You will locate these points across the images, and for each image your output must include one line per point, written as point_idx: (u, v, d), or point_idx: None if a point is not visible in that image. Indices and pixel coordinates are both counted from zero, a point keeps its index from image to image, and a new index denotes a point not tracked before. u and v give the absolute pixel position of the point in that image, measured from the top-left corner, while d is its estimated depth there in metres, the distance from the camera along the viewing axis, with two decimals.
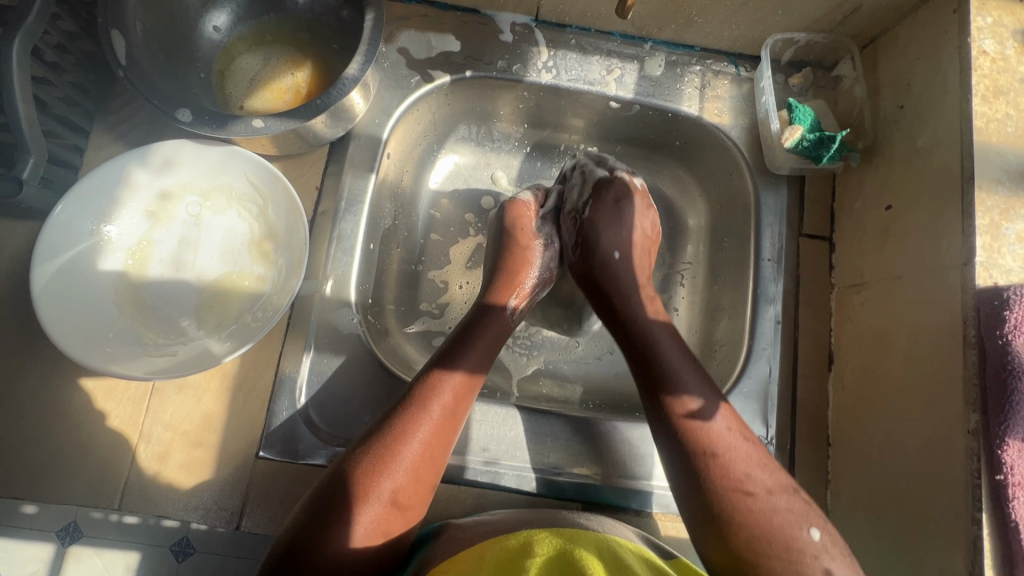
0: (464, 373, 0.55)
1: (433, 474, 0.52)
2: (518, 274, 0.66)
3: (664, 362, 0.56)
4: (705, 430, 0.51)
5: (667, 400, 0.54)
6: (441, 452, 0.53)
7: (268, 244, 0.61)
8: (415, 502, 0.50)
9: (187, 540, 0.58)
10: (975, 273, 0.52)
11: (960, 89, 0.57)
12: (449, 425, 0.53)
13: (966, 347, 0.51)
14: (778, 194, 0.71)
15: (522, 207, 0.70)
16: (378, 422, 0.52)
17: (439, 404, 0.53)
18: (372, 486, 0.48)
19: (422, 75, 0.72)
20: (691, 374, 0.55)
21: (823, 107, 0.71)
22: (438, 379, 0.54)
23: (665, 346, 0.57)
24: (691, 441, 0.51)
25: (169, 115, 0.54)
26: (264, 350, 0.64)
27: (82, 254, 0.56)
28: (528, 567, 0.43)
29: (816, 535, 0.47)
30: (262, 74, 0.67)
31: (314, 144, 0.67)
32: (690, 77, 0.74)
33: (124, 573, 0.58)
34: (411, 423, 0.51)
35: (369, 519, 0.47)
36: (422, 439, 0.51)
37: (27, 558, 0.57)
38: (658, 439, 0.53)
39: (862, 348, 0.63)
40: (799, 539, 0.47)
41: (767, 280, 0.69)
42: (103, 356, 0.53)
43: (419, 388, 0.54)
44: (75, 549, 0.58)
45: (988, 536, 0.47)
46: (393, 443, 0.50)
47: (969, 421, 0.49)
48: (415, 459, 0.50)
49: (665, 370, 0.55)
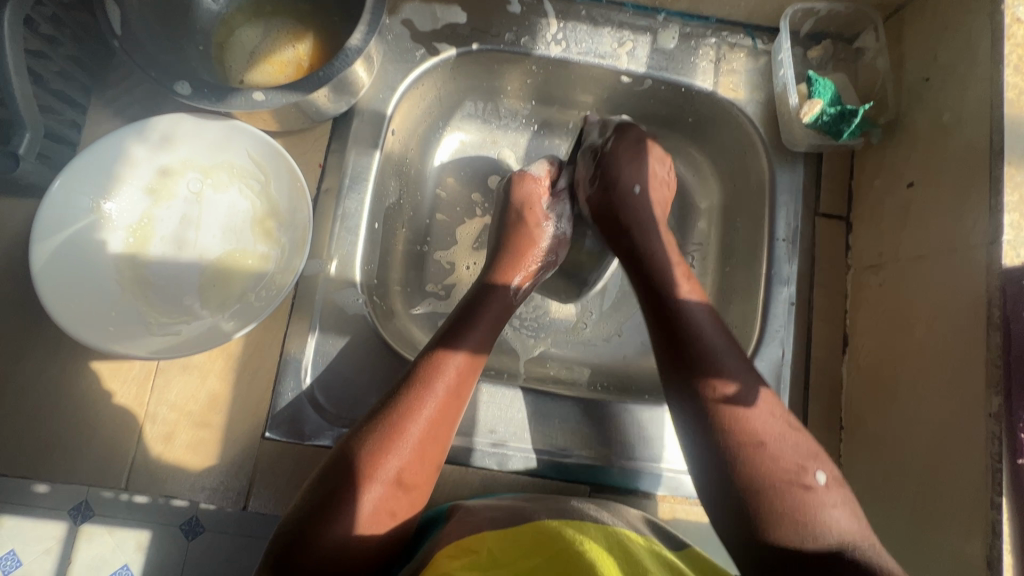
0: (469, 349, 0.55)
1: (437, 453, 0.51)
2: (524, 254, 0.66)
3: (692, 329, 0.53)
4: (741, 415, 0.48)
5: (699, 377, 0.51)
6: (446, 432, 0.52)
7: (270, 221, 0.59)
8: (420, 481, 0.49)
9: (196, 519, 0.59)
10: (1001, 252, 0.50)
11: (991, 60, 0.54)
12: (453, 404, 0.52)
13: (990, 329, 0.49)
14: (795, 172, 0.69)
15: (529, 181, 0.70)
16: (384, 398, 0.52)
17: (445, 379, 0.52)
18: (376, 466, 0.47)
19: (427, 48, 0.70)
20: (733, 356, 0.52)
21: (843, 80, 0.69)
22: (441, 357, 0.53)
23: (701, 321, 0.54)
24: (722, 425, 0.48)
25: (167, 88, 0.53)
26: (269, 330, 0.63)
27: (81, 232, 0.54)
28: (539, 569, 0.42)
29: (823, 478, 0.46)
30: (262, 47, 0.64)
31: (316, 119, 0.65)
32: (704, 50, 0.71)
33: (135, 551, 0.59)
34: (415, 403, 0.50)
35: (373, 500, 0.46)
36: (427, 415, 0.50)
37: (40, 535, 0.58)
38: (680, 411, 0.51)
39: (879, 330, 0.62)
40: (816, 499, 0.45)
41: (781, 260, 0.67)
42: (105, 335, 0.52)
43: (421, 366, 0.53)
44: (86, 527, 0.58)
45: (1008, 522, 0.46)
46: (394, 426, 0.49)
47: (990, 404, 0.48)
48: (419, 439, 0.49)
49: (696, 342, 0.52)
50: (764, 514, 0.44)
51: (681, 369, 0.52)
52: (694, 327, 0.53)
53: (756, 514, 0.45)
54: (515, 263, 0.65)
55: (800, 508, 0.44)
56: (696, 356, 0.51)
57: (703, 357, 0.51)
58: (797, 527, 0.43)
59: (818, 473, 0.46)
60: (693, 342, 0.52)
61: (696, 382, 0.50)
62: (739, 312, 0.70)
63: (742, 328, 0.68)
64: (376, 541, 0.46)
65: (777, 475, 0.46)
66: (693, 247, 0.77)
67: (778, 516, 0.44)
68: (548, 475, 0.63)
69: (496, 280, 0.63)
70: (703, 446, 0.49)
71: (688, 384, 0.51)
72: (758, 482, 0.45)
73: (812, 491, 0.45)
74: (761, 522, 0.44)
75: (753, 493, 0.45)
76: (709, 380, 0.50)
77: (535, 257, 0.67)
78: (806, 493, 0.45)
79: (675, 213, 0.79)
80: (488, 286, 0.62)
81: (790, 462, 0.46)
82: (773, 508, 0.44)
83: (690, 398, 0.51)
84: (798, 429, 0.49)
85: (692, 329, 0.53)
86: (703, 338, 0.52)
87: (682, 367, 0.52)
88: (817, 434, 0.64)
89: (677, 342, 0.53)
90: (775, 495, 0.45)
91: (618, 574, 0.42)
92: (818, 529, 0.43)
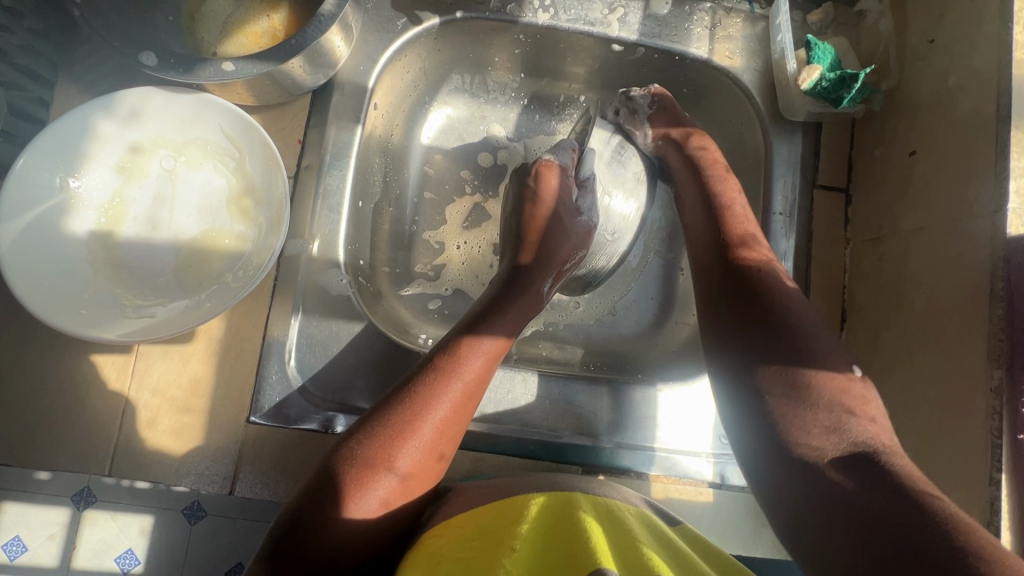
0: (492, 345, 0.53)
1: (447, 450, 0.49)
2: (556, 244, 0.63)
3: (784, 301, 0.51)
4: (812, 374, 0.46)
5: (778, 336, 0.49)
6: (458, 429, 0.50)
7: (247, 200, 0.57)
8: (426, 476, 0.48)
9: (198, 503, 0.58)
10: (1006, 221, 0.48)
11: (1000, 19, 0.51)
12: (468, 404, 0.51)
13: (993, 301, 0.48)
14: (793, 142, 0.66)
15: (555, 172, 0.65)
16: (397, 389, 0.50)
17: (464, 377, 0.50)
18: (385, 458, 0.46)
19: (409, 16, 0.67)
20: (822, 328, 0.50)
21: (845, 45, 0.66)
22: (464, 351, 0.52)
23: (784, 289, 0.52)
24: (796, 378, 0.47)
25: (132, 59, 0.50)
26: (251, 312, 0.61)
27: (48, 213, 0.52)
28: (521, 533, 0.41)
29: (856, 371, 0.47)
30: (235, 17, 0.61)
31: (293, 93, 0.63)
32: (699, 15, 0.68)
33: (137, 535, 0.57)
34: (433, 397, 0.49)
35: (380, 492, 0.45)
36: (438, 416, 0.48)
37: (43, 521, 0.57)
38: (745, 364, 0.49)
39: (878, 304, 0.60)
40: (852, 399, 0.45)
41: (778, 235, 0.64)
42: (78, 320, 0.50)
43: (441, 358, 0.51)
44: (90, 513, 0.57)
45: (1006, 497, 0.45)
46: (408, 418, 0.47)
47: (991, 378, 0.46)
48: (432, 436, 0.48)
49: (787, 313, 0.50)
50: (797, 405, 0.46)
51: (762, 331, 0.49)
52: (778, 289, 0.52)
53: (786, 407, 0.46)
54: (550, 254, 0.62)
55: (835, 404, 0.45)
56: (779, 318, 0.50)
57: (786, 321, 0.49)
58: (826, 422, 0.44)
59: (854, 366, 0.47)
60: (774, 307, 0.50)
61: (772, 342, 0.49)
62: None
63: None
64: (374, 537, 0.45)
65: (808, 377, 0.47)
66: None
67: (813, 417, 0.45)
68: (539, 456, 0.62)
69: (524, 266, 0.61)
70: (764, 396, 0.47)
71: (762, 336, 0.49)
72: (797, 393, 0.46)
73: (846, 391, 0.46)
74: (789, 409, 0.46)
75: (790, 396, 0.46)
76: (796, 346, 0.48)
77: (564, 255, 0.63)
78: (846, 398, 0.45)
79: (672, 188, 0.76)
80: (513, 280, 0.60)
81: (832, 371, 0.47)
82: (798, 401, 0.46)
83: (759, 356, 0.49)
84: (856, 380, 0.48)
85: (770, 287, 0.52)
86: (783, 295, 0.51)
87: (741, 301, 0.52)
88: None
89: (750, 298, 0.51)
90: (810, 397, 0.46)
91: (606, 545, 0.40)
92: (845, 430, 0.44)
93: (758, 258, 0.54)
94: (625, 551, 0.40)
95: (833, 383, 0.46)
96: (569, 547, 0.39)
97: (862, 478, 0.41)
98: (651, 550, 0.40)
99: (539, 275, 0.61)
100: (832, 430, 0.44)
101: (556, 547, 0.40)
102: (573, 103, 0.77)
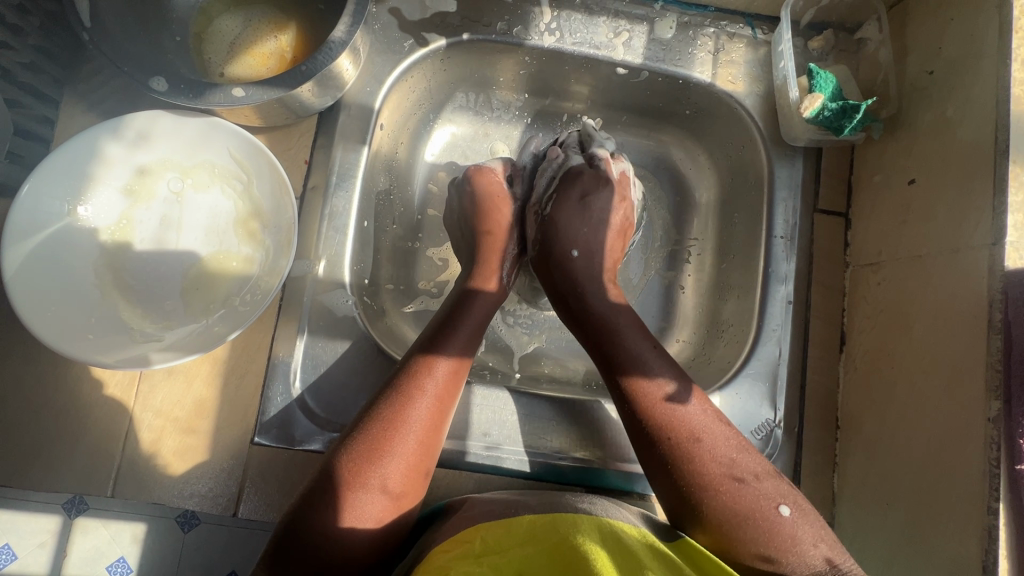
0: (450, 359, 0.53)
1: (428, 464, 0.50)
2: (498, 252, 0.64)
3: (623, 345, 0.54)
4: (672, 414, 0.50)
5: (624, 378, 0.53)
6: (437, 441, 0.51)
7: (254, 222, 0.57)
8: (411, 491, 0.48)
9: (192, 512, 0.58)
10: (1003, 254, 0.49)
11: (998, 54, 0.53)
12: (439, 417, 0.51)
13: (991, 332, 0.49)
14: (794, 167, 0.67)
15: (490, 174, 0.67)
16: (368, 408, 0.50)
17: (428, 394, 0.51)
18: (366, 478, 0.46)
19: (416, 38, 0.67)
20: (655, 357, 0.54)
21: (845, 72, 0.67)
22: (424, 367, 0.52)
23: (624, 329, 0.56)
24: (659, 424, 0.50)
25: (143, 84, 0.50)
26: (257, 332, 0.61)
27: (55, 236, 0.52)
28: (531, 560, 0.42)
29: (788, 512, 0.47)
30: (243, 38, 0.61)
31: (301, 114, 0.63)
32: (703, 40, 0.69)
33: (132, 542, 0.58)
34: (404, 412, 0.49)
35: (366, 512, 0.45)
36: (414, 433, 0.49)
37: (35, 528, 0.58)
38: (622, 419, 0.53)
39: (877, 329, 0.61)
40: (785, 530, 0.46)
41: (779, 258, 0.66)
42: (85, 343, 0.50)
43: (406, 374, 0.52)
44: (82, 520, 0.58)
45: (1004, 526, 0.46)
46: (384, 436, 0.48)
47: (989, 408, 0.48)
48: (409, 453, 0.48)
49: (622, 351, 0.54)
50: (755, 540, 0.46)
51: (614, 378, 0.53)
52: (616, 337, 0.55)
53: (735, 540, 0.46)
54: (496, 251, 0.63)
55: (769, 537, 0.45)
56: (622, 361, 0.53)
57: (633, 371, 0.53)
58: (774, 556, 0.45)
59: (782, 506, 0.47)
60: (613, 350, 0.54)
61: (622, 386, 0.53)
62: (736, 311, 0.68)
63: (739, 326, 0.67)
64: (369, 552, 0.45)
65: (751, 504, 0.47)
66: (690, 243, 0.76)
67: (749, 548, 0.46)
68: (543, 477, 0.63)
69: (481, 281, 0.61)
70: (662, 474, 0.50)
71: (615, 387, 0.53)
72: (739, 534, 0.46)
73: (779, 525, 0.46)
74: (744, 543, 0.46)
75: (734, 524, 0.46)
76: (640, 381, 0.52)
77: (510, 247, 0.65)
78: (776, 524, 0.46)
79: (673, 206, 0.77)
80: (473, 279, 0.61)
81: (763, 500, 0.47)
82: (754, 539, 0.46)
83: (630, 413, 0.52)
84: (729, 425, 0.51)
85: (611, 332, 0.55)
86: (645, 361, 0.53)
87: (616, 382, 0.53)
88: (813, 433, 0.63)
89: (602, 354, 0.55)
90: (766, 545, 0.45)
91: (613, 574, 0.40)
92: (790, 558, 0.45)
93: (608, 303, 0.58)
94: None
95: (760, 521, 0.46)
96: None
97: None
98: None
99: (497, 262, 0.63)
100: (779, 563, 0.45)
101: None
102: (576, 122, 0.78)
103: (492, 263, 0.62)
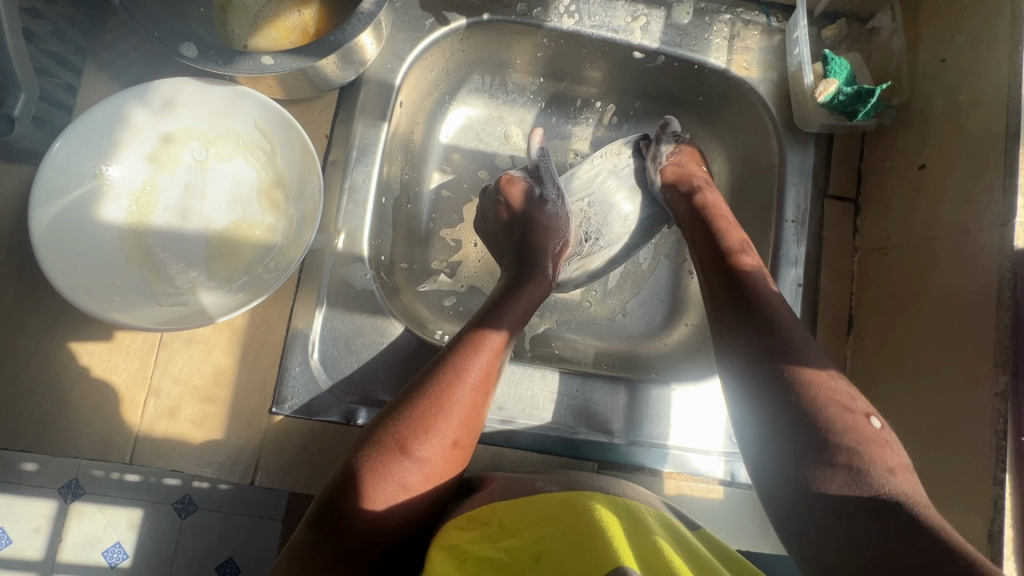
0: (496, 342, 0.54)
1: (467, 443, 0.51)
2: (542, 245, 0.65)
3: (763, 290, 0.54)
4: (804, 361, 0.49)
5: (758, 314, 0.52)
6: (476, 422, 0.52)
7: (277, 192, 0.58)
8: (449, 466, 0.49)
9: (190, 498, 0.59)
10: (1013, 234, 0.51)
11: (1010, 42, 0.54)
12: (480, 399, 0.52)
13: (1000, 310, 0.50)
14: (805, 152, 0.69)
15: (517, 184, 0.68)
16: (413, 384, 0.52)
17: (473, 376, 0.51)
18: (406, 448, 0.47)
19: (437, 17, 0.68)
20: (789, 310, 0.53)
21: (858, 61, 0.68)
22: (470, 348, 0.53)
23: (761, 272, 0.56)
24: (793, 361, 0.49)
25: (173, 50, 0.50)
26: (275, 304, 0.62)
27: (83, 198, 0.53)
28: (546, 536, 0.42)
29: (876, 422, 0.46)
30: (266, 10, 0.62)
31: (322, 88, 0.63)
32: (718, 27, 0.70)
33: (127, 528, 0.59)
34: (449, 391, 0.50)
35: (403, 481, 0.46)
36: (457, 411, 0.50)
37: (30, 512, 0.58)
38: (742, 340, 0.52)
39: (885, 311, 0.62)
40: (870, 433, 0.45)
41: (790, 242, 0.67)
42: (110, 304, 0.51)
43: (453, 353, 0.53)
44: (77, 505, 0.58)
45: (1010, 495, 0.47)
46: (427, 411, 0.49)
47: (997, 383, 0.49)
48: (451, 429, 0.49)
49: (759, 288, 0.54)
50: (827, 446, 0.44)
51: (746, 308, 0.53)
52: (757, 283, 0.55)
53: (807, 444, 0.45)
54: (538, 245, 0.65)
55: (852, 435, 0.44)
56: (757, 297, 0.53)
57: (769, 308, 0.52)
58: (846, 466, 0.43)
59: (873, 419, 0.46)
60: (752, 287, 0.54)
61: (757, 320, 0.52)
62: None
63: None
64: (398, 523, 0.46)
65: (834, 412, 0.46)
66: None
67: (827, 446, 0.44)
68: (556, 452, 0.63)
69: (525, 272, 0.62)
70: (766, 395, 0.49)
71: (743, 313, 0.53)
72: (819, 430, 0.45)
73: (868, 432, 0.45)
74: (811, 450, 0.44)
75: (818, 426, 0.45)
76: (774, 312, 0.52)
77: (552, 242, 0.66)
78: (861, 427, 0.45)
79: None
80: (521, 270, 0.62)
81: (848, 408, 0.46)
82: (828, 438, 0.44)
83: (749, 339, 0.52)
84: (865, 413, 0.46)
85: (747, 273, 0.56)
86: (779, 310, 0.52)
87: (746, 312, 0.53)
88: None
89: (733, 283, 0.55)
90: (844, 443, 0.44)
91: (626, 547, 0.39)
92: (865, 470, 0.42)
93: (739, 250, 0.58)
94: (644, 556, 0.39)
95: (846, 422, 0.45)
96: (585, 547, 0.39)
97: (883, 519, 0.39)
98: (666, 546, 0.40)
99: (543, 259, 0.64)
100: (852, 475, 0.42)
101: (574, 552, 0.39)
102: (589, 107, 0.79)
103: (535, 257, 0.63)
